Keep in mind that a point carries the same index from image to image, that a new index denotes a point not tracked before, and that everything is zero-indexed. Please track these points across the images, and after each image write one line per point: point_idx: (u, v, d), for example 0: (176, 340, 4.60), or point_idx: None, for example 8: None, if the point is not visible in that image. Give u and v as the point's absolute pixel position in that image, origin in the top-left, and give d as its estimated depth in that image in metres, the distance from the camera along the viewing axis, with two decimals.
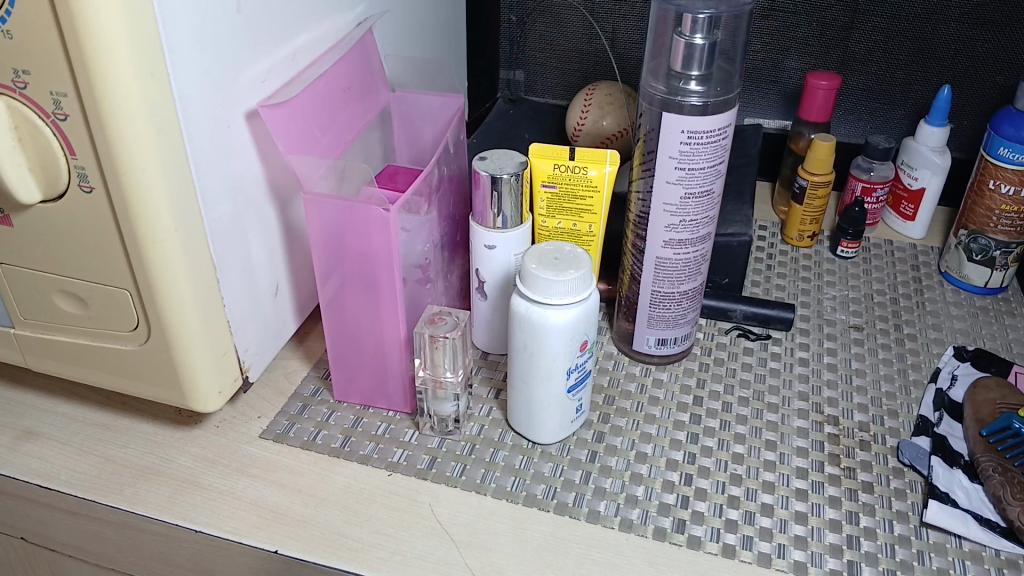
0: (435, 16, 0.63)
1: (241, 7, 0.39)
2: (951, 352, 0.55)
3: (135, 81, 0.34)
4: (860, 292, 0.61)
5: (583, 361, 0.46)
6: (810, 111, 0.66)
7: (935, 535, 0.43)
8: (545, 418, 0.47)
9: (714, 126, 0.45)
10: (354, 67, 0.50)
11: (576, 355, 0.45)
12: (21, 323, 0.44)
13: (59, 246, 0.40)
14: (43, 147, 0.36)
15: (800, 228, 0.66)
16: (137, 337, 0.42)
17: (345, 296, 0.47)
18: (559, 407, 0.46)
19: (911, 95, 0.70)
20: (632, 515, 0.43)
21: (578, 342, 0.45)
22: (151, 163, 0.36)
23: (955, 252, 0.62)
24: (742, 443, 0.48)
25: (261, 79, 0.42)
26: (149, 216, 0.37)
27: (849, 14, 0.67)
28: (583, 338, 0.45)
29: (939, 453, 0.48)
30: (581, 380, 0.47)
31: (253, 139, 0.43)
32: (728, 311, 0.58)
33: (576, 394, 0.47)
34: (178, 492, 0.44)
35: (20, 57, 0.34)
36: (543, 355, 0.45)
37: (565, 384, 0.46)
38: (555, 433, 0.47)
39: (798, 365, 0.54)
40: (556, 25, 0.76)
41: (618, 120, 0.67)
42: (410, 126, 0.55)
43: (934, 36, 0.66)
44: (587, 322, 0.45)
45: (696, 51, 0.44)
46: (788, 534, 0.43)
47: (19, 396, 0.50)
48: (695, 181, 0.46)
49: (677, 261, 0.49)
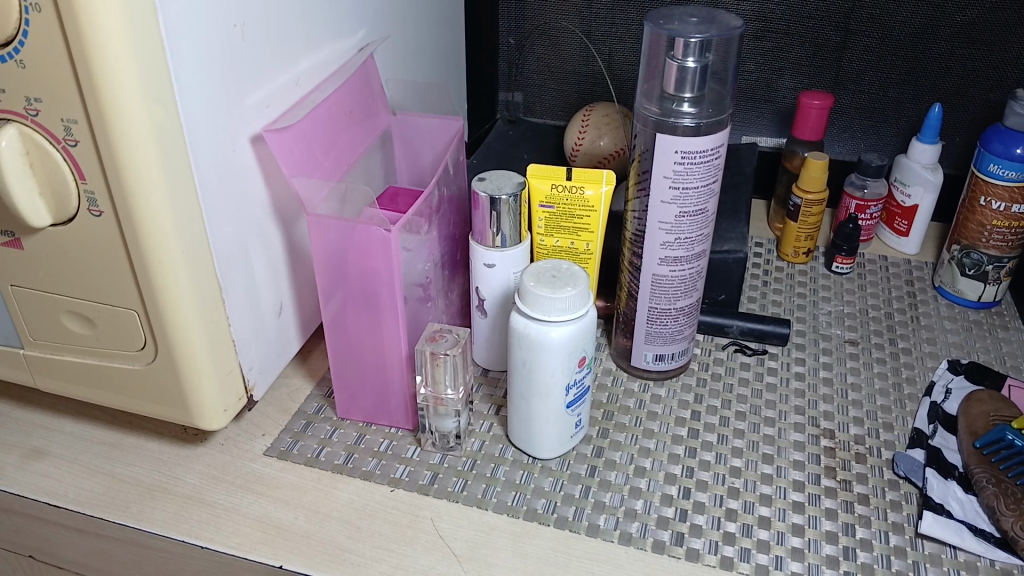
0: (435, 41, 0.65)
1: (245, 34, 0.41)
2: (945, 366, 0.55)
3: (143, 107, 0.35)
4: (855, 307, 0.62)
5: (581, 377, 0.47)
6: (804, 129, 0.67)
7: (931, 546, 0.44)
8: (545, 435, 0.47)
9: (707, 146, 0.46)
10: (356, 91, 0.51)
11: (575, 371, 0.46)
12: (30, 343, 0.45)
13: (69, 268, 0.41)
14: (54, 172, 0.37)
15: (795, 244, 0.66)
16: (145, 357, 0.43)
17: (347, 314, 0.48)
18: (558, 423, 0.47)
19: (903, 113, 0.71)
20: (632, 528, 0.44)
21: (575, 358, 0.46)
22: (159, 186, 0.37)
23: (948, 267, 0.62)
24: (739, 456, 0.49)
25: (264, 103, 0.44)
26: (158, 238, 0.38)
27: (841, 35, 0.69)
28: (580, 355, 0.46)
29: (934, 465, 0.48)
30: (579, 396, 0.47)
31: (257, 161, 0.44)
32: (724, 327, 0.59)
33: (575, 409, 0.48)
34: (184, 509, 0.45)
35: (32, 85, 0.35)
36: (543, 371, 0.45)
37: (565, 400, 0.47)
38: (555, 450, 0.48)
39: (795, 379, 0.55)
40: (554, 48, 0.77)
41: (615, 140, 0.68)
42: (410, 148, 0.56)
43: (925, 55, 0.68)
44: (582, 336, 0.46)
45: (688, 74, 0.46)
46: (785, 546, 0.43)
47: (27, 416, 0.51)
48: (690, 200, 0.47)
49: (674, 278, 0.50)
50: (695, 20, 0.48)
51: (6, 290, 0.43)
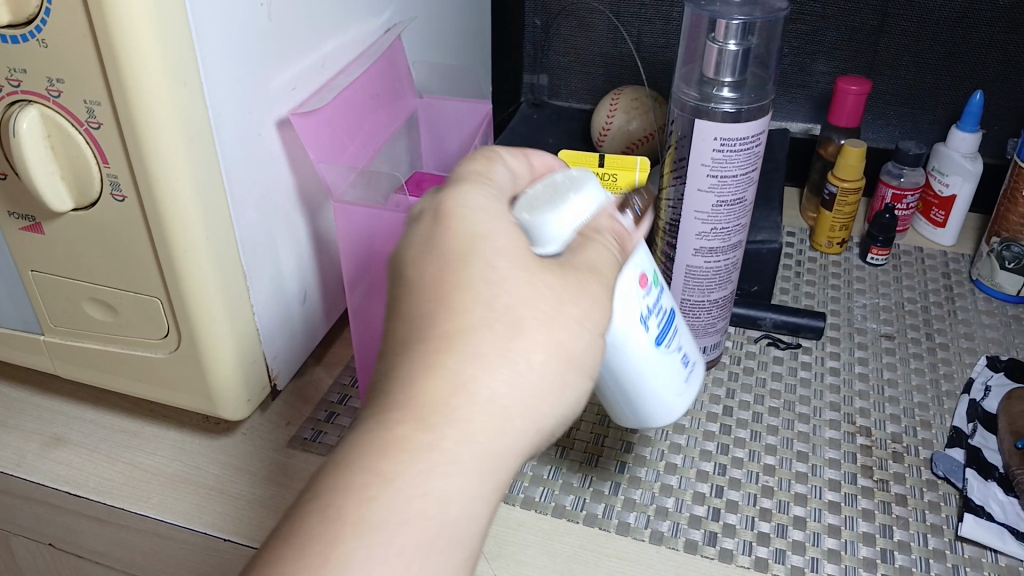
0: (462, 21, 0.63)
1: (272, 13, 0.39)
2: (984, 362, 0.54)
3: (167, 89, 0.33)
4: (891, 300, 0.60)
5: (655, 299, 0.38)
6: (840, 116, 0.65)
7: (971, 549, 0.42)
8: (652, 393, 0.39)
9: (747, 133, 0.44)
10: (384, 74, 0.50)
11: (642, 305, 0.37)
12: (50, 330, 0.44)
13: (91, 254, 0.40)
14: (76, 156, 0.36)
15: (829, 234, 0.65)
16: (168, 345, 0.42)
17: (373, 301, 0.47)
18: (659, 372, 0.39)
19: (941, 100, 0.69)
20: (663, 527, 0.43)
21: (633, 277, 0.36)
22: (183, 172, 0.35)
23: (986, 260, 0.61)
24: (773, 454, 0.48)
25: (292, 86, 0.42)
26: (182, 225, 0.37)
27: (878, 18, 0.67)
28: (638, 270, 0.37)
29: (974, 465, 0.47)
30: (666, 323, 0.39)
31: (283, 147, 0.42)
32: (757, 319, 0.57)
33: (670, 345, 0.40)
34: (207, 500, 0.44)
35: (54, 66, 0.34)
36: (618, 341, 0.36)
37: (654, 339, 0.38)
38: (673, 406, 0.41)
39: (829, 374, 0.54)
40: (581, 30, 0.75)
41: (644, 124, 0.67)
42: (436, 134, 0.55)
43: (965, 40, 0.65)
44: (596, 206, 0.35)
45: (728, 58, 0.44)
46: (821, 548, 0.42)
47: (48, 403, 0.50)
48: (728, 190, 0.46)
49: (708, 270, 0.49)
50: (737, 2, 0.47)
51: (27, 276, 0.42)
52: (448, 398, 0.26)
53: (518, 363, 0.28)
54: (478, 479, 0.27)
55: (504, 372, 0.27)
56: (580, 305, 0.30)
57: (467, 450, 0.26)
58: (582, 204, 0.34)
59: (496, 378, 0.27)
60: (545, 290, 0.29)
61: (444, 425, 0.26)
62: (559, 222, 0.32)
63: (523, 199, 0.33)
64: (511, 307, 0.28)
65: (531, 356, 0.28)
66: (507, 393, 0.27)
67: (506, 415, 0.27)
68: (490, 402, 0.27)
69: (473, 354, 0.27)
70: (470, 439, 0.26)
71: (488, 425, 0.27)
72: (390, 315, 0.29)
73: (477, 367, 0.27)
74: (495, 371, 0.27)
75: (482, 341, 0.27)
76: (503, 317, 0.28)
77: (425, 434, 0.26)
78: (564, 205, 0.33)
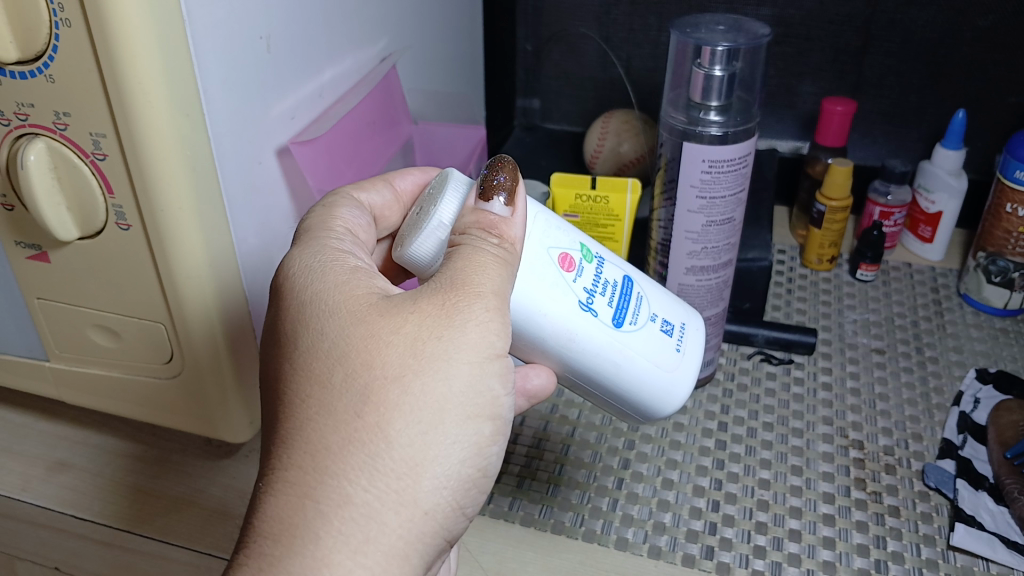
0: (456, 49, 0.64)
1: (271, 45, 0.40)
2: (973, 375, 0.55)
3: (170, 120, 0.34)
4: (880, 315, 0.61)
5: (591, 274, 0.38)
6: (827, 136, 0.67)
7: (963, 558, 0.43)
8: (639, 374, 0.39)
9: (734, 155, 0.46)
10: (379, 101, 0.51)
11: (572, 281, 0.37)
12: (55, 356, 0.45)
13: (95, 281, 0.41)
14: (82, 187, 0.37)
15: (819, 251, 0.66)
16: (170, 370, 0.43)
17: None
18: (635, 344, 0.39)
19: (926, 118, 0.70)
20: (661, 542, 0.44)
21: (551, 258, 0.37)
22: (186, 202, 0.36)
23: (974, 274, 0.62)
24: (767, 468, 0.48)
25: (290, 115, 0.43)
26: (185, 252, 0.37)
27: (862, 40, 0.68)
28: (554, 249, 0.37)
29: (964, 476, 0.47)
30: (622, 295, 0.39)
31: (282, 174, 0.44)
32: (750, 336, 0.59)
33: (636, 318, 0.39)
34: (210, 522, 0.45)
35: (61, 100, 0.35)
36: (563, 324, 0.37)
37: (607, 313, 0.38)
38: (670, 386, 0.40)
39: (822, 390, 0.55)
40: (572, 54, 0.77)
41: (635, 146, 0.68)
42: (429, 157, 0.59)
43: (947, 60, 0.67)
44: (460, 198, 0.37)
45: (714, 82, 0.46)
46: (816, 559, 0.43)
47: (52, 429, 0.51)
48: (717, 210, 0.47)
49: (700, 288, 0.50)
50: (721, 28, 0.49)
51: (32, 303, 0.43)
52: (322, 463, 0.29)
53: (387, 410, 0.29)
54: (381, 536, 0.29)
55: (374, 422, 0.29)
56: (453, 334, 0.31)
57: (361, 511, 0.29)
58: (446, 205, 0.36)
59: (368, 433, 0.29)
60: (401, 328, 0.30)
61: (330, 492, 0.28)
62: (427, 236, 0.36)
63: (402, 238, 0.37)
64: (356, 358, 0.30)
65: (400, 400, 0.29)
66: (387, 439, 0.29)
67: (393, 465, 0.29)
68: (371, 457, 0.29)
69: (335, 417, 0.29)
70: (358, 500, 0.29)
71: (398, 460, 0.29)
72: (299, 367, 0.31)
73: (341, 431, 0.29)
74: (362, 427, 0.29)
75: (337, 400, 0.30)
76: (356, 375, 0.30)
77: (342, 487, 0.29)
78: (432, 216, 0.36)
